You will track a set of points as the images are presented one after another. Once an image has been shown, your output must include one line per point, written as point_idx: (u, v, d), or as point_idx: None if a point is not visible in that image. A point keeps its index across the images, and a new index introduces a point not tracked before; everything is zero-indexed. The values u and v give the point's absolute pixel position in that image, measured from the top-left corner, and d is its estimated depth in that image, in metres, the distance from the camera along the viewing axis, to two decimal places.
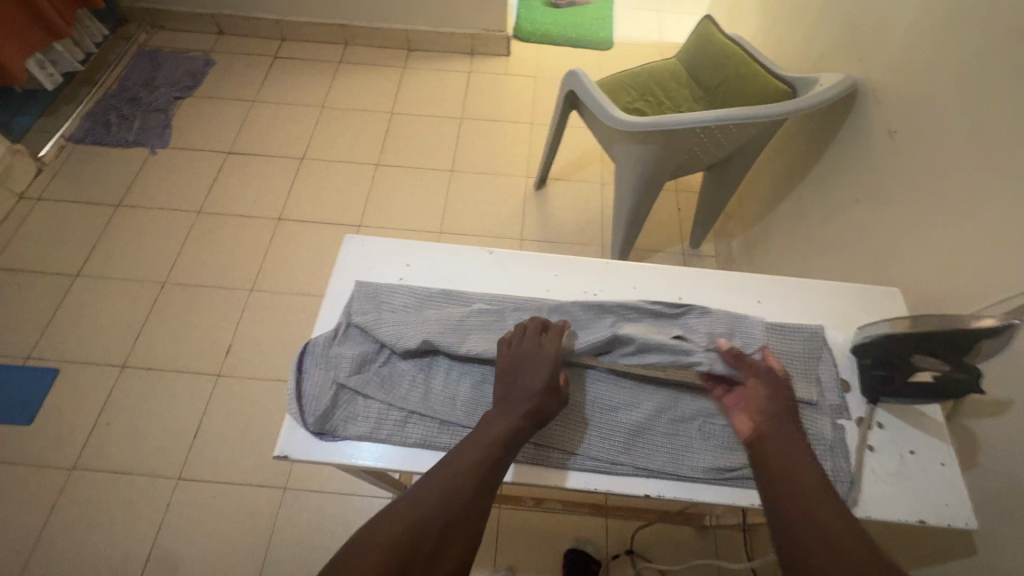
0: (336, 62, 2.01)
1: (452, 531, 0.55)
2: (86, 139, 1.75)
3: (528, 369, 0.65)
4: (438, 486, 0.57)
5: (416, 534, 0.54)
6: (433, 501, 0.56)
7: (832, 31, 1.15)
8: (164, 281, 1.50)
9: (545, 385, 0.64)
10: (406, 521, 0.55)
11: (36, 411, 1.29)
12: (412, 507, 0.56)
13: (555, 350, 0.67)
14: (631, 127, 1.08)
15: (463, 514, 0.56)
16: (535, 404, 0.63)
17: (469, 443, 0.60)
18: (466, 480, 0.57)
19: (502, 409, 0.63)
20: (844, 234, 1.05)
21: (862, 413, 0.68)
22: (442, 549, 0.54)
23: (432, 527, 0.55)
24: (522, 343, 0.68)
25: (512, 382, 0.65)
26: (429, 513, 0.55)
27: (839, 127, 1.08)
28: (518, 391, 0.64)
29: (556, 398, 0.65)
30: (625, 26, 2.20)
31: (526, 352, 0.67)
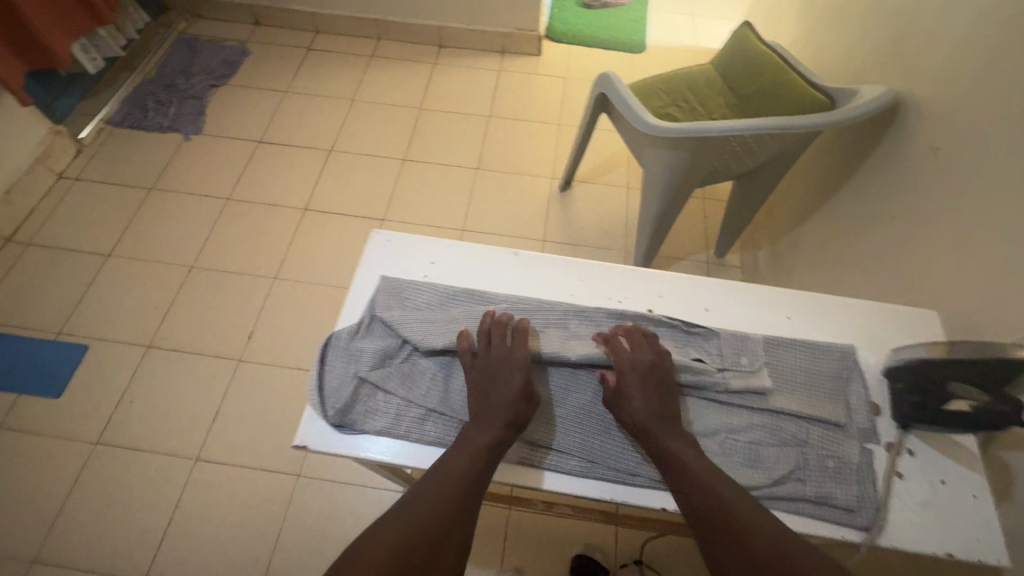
0: (368, 56, 2.03)
1: (445, 540, 0.58)
2: (124, 123, 1.79)
3: (501, 373, 0.66)
4: (430, 498, 0.59)
5: (411, 548, 0.56)
6: (425, 512, 0.59)
7: (875, 41, 1.11)
8: (192, 265, 1.53)
9: (519, 390, 0.65)
10: (400, 534, 0.57)
11: (65, 384, 1.33)
12: (405, 520, 0.58)
13: (524, 355, 0.68)
14: (661, 132, 1.07)
15: (455, 522, 0.59)
16: (513, 411, 0.63)
17: (456, 452, 0.62)
18: (455, 490, 0.60)
19: (482, 417, 0.64)
20: (877, 251, 1.02)
21: (892, 439, 0.65)
22: (436, 559, 0.57)
23: (426, 538, 0.57)
24: (489, 349, 0.68)
25: (485, 389, 0.66)
26: (422, 525, 0.58)
27: (878, 141, 1.05)
28: (494, 398, 0.64)
29: (530, 403, 0.65)
30: (658, 30, 2.17)
31: (496, 355, 0.67)
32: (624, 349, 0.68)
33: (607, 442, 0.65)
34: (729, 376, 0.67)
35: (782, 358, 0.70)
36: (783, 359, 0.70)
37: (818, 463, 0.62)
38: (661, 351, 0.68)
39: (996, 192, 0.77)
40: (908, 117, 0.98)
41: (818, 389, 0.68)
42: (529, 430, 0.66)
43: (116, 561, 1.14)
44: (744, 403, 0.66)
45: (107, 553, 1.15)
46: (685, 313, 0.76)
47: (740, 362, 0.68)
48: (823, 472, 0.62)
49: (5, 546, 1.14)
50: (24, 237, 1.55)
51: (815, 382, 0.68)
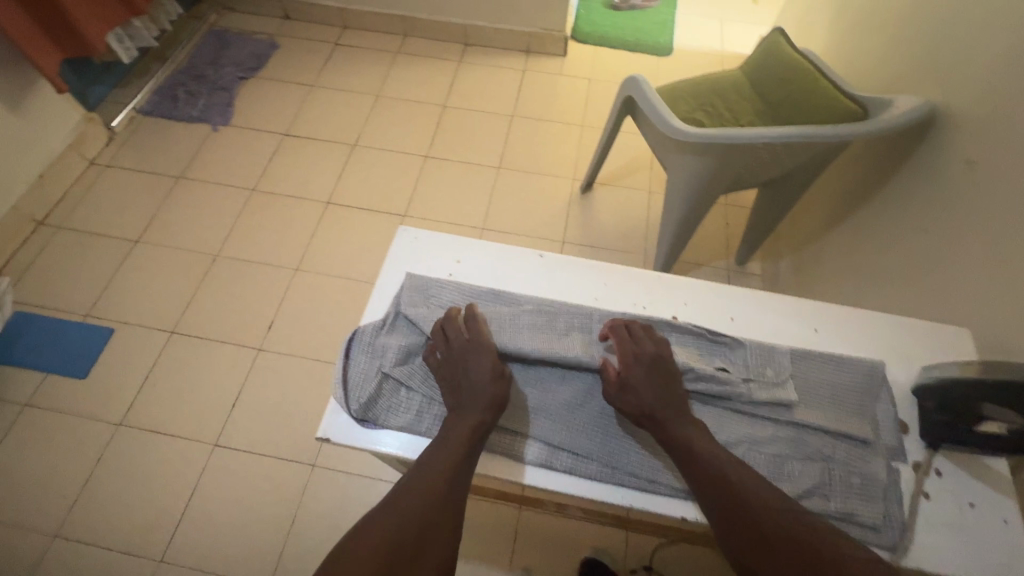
0: (394, 53, 2.04)
1: (431, 535, 0.58)
2: (155, 112, 1.83)
3: (470, 357, 0.67)
4: (414, 493, 0.60)
5: (396, 544, 0.57)
6: (410, 508, 0.59)
7: (912, 50, 1.09)
8: (216, 254, 1.56)
9: (491, 372, 0.67)
10: (386, 530, 0.58)
11: (90, 365, 1.36)
12: (390, 516, 0.59)
13: (482, 338, 0.69)
14: (687, 137, 1.06)
15: (440, 517, 0.59)
16: (490, 394, 0.65)
17: (437, 446, 0.63)
18: (438, 484, 0.60)
19: (462, 403, 0.65)
20: (905, 266, 1.00)
21: (919, 458, 0.64)
22: (424, 553, 0.57)
23: (411, 534, 0.58)
24: (449, 344, 0.69)
25: (456, 377, 0.67)
26: (407, 521, 0.58)
27: (910, 153, 1.03)
28: (467, 383, 0.66)
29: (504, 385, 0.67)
30: (685, 33, 2.15)
31: (460, 340, 0.68)
32: (626, 338, 0.69)
33: (627, 448, 0.66)
34: (754, 386, 0.67)
35: (809, 370, 0.69)
36: (809, 372, 0.69)
37: (844, 479, 0.61)
38: (663, 342, 0.69)
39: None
40: (943, 128, 0.95)
41: (844, 404, 0.67)
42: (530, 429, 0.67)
43: (133, 540, 1.17)
44: (768, 416, 0.66)
45: (126, 532, 1.17)
46: (709, 321, 0.75)
47: (765, 373, 0.68)
48: (847, 488, 0.61)
49: (28, 521, 1.18)
50: (55, 221, 1.59)
51: (841, 396, 0.67)
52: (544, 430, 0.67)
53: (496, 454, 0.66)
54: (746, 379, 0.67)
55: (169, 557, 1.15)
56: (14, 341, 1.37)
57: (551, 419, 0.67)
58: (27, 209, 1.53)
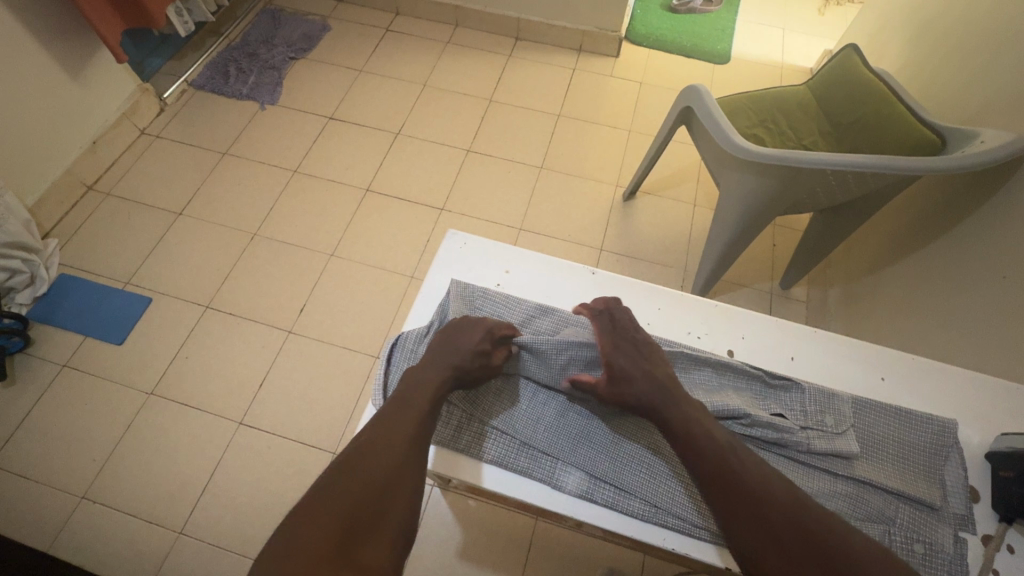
0: (444, 42, 2.02)
1: (391, 499, 0.56)
2: (206, 86, 1.85)
3: (464, 332, 0.69)
4: (377, 455, 0.58)
5: (358, 504, 0.54)
6: (372, 472, 0.56)
7: (1005, 80, 1.01)
8: (255, 233, 1.57)
9: (474, 347, 0.68)
10: (346, 491, 0.54)
11: (127, 332, 1.39)
12: (349, 479, 0.55)
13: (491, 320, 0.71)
14: (747, 154, 1.01)
15: (400, 479, 0.57)
16: (459, 360, 0.67)
17: (401, 406, 0.63)
18: (399, 447, 0.59)
19: (431, 363, 0.67)
20: (976, 312, 0.94)
21: (990, 531, 0.61)
22: (388, 507, 0.56)
23: (372, 494, 0.55)
24: (464, 324, 0.70)
25: (451, 351, 0.68)
26: (368, 483, 0.56)
27: (993, 192, 0.96)
28: (461, 357, 0.67)
29: (485, 363, 0.68)
30: (744, 41, 2.07)
31: (464, 321, 0.71)
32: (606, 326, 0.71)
33: (669, 487, 0.65)
34: (812, 435, 0.64)
35: (870, 423, 0.66)
36: (870, 425, 0.66)
37: (905, 548, 0.58)
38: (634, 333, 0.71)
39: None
40: None
41: (910, 463, 0.64)
42: (568, 455, 0.67)
43: (156, 509, 1.19)
44: (826, 471, 0.63)
45: (149, 500, 1.20)
46: (768, 360, 0.74)
47: (824, 422, 0.65)
48: (908, 555, 0.58)
49: (60, 479, 1.21)
50: (104, 187, 1.62)
51: (906, 453, 0.65)
52: (585, 460, 0.67)
53: (534, 479, 0.66)
54: (804, 428, 0.64)
55: (189, 530, 1.17)
56: (58, 303, 1.41)
57: (591, 446, 0.68)
58: (79, 173, 1.57)
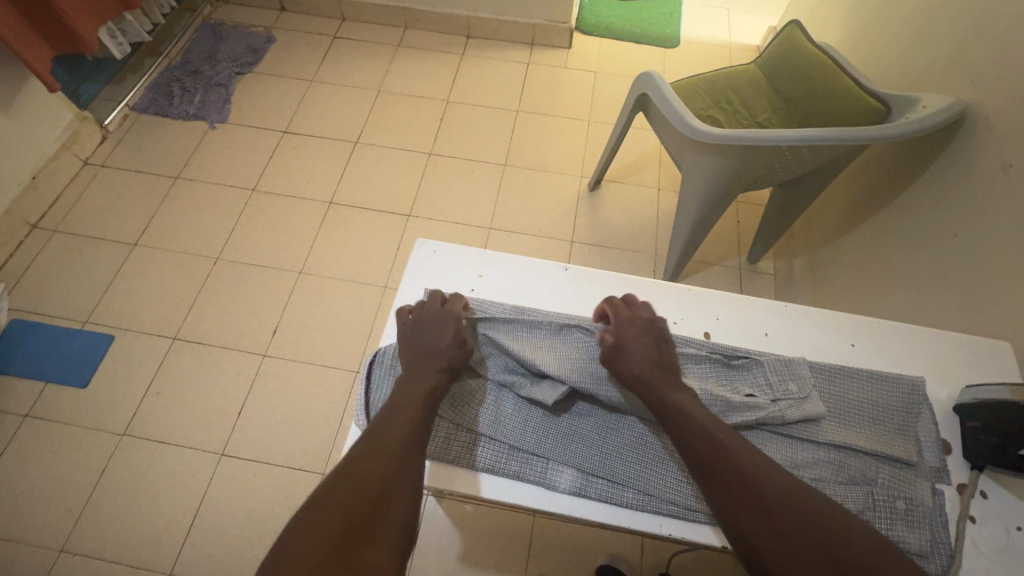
0: (395, 45, 1.99)
1: (388, 501, 0.56)
2: (149, 110, 1.78)
3: (432, 333, 0.70)
4: (372, 460, 0.58)
5: (353, 509, 0.54)
6: (367, 476, 0.57)
7: (940, 46, 1.06)
8: (217, 257, 1.52)
9: (448, 340, 0.69)
10: (343, 498, 0.55)
11: (91, 373, 1.33)
12: (345, 486, 0.55)
13: (455, 310, 0.73)
14: (705, 136, 1.03)
15: (396, 480, 0.57)
16: (437, 357, 0.68)
17: (391, 413, 0.62)
18: (394, 450, 0.59)
19: (408, 368, 0.68)
20: (932, 269, 0.98)
21: (964, 480, 0.64)
22: (387, 510, 0.55)
23: (368, 497, 0.55)
24: (428, 312, 0.72)
25: (427, 344, 0.69)
26: (364, 488, 0.56)
27: (938, 154, 1.00)
28: (438, 346, 0.69)
29: (461, 353, 0.70)
30: (691, 23, 2.10)
31: (426, 320, 0.72)
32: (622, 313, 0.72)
33: (662, 474, 0.66)
34: (785, 406, 0.66)
35: (843, 389, 0.69)
36: (844, 390, 0.69)
37: (888, 505, 0.61)
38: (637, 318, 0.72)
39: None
40: (977, 127, 0.93)
41: (885, 424, 0.66)
42: (562, 455, 0.67)
43: (142, 553, 1.14)
44: (804, 442, 0.65)
45: (134, 545, 1.15)
46: (743, 339, 0.75)
47: (798, 392, 0.67)
48: (892, 513, 0.60)
49: (33, 534, 1.15)
50: (51, 224, 1.55)
51: (882, 414, 0.67)
52: (575, 458, 0.67)
53: (527, 482, 0.66)
54: (780, 401, 0.66)
55: (179, 570, 1.13)
56: (12, 350, 1.34)
57: (579, 443, 0.68)
58: (21, 212, 1.49)
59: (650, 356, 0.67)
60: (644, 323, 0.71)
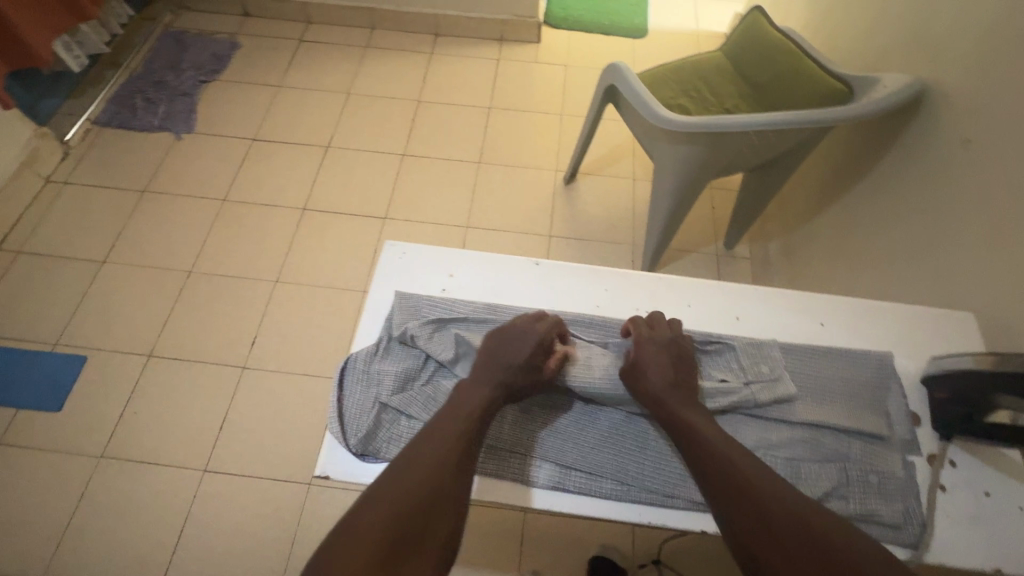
0: (363, 46, 1.97)
1: (437, 513, 0.57)
2: (112, 122, 1.73)
3: (513, 345, 0.68)
4: (424, 468, 0.59)
5: (403, 518, 0.55)
6: (416, 484, 0.58)
7: (898, 25, 1.07)
8: (190, 270, 1.49)
9: (524, 362, 0.67)
10: (393, 505, 0.56)
11: (65, 396, 1.30)
12: (394, 494, 0.57)
13: (541, 329, 0.70)
14: (674, 125, 1.04)
15: (446, 493, 0.58)
16: (507, 376, 0.67)
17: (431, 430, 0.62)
18: (447, 459, 0.60)
19: (476, 377, 0.67)
20: (900, 245, 1.00)
21: (934, 450, 0.65)
22: (434, 521, 0.57)
23: (419, 507, 0.56)
24: (514, 328, 0.70)
25: (500, 365, 0.67)
26: (414, 497, 0.57)
27: (902, 131, 1.02)
28: (511, 369, 0.67)
29: (535, 377, 0.67)
30: (659, 13, 2.11)
31: (512, 330, 0.70)
32: (642, 328, 0.71)
33: (640, 464, 0.66)
34: (757, 388, 0.67)
35: (817, 368, 0.70)
36: (819, 369, 0.70)
37: (862, 480, 0.62)
38: (678, 335, 0.71)
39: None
40: (936, 103, 0.95)
41: (857, 400, 0.68)
42: (541, 449, 0.67)
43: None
44: (777, 421, 0.66)
45: (118, 568, 1.13)
46: (715, 324, 0.76)
47: (768, 373, 0.68)
48: (866, 488, 0.61)
49: (12, 564, 1.12)
50: (14, 244, 1.50)
51: (853, 390, 0.68)
52: (553, 452, 0.67)
53: (505, 479, 0.65)
54: (751, 383, 0.67)
55: None
56: None
57: (557, 437, 0.68)
58: None
59: (688, 383, 0.67)
60: (665, 340, 0.69)
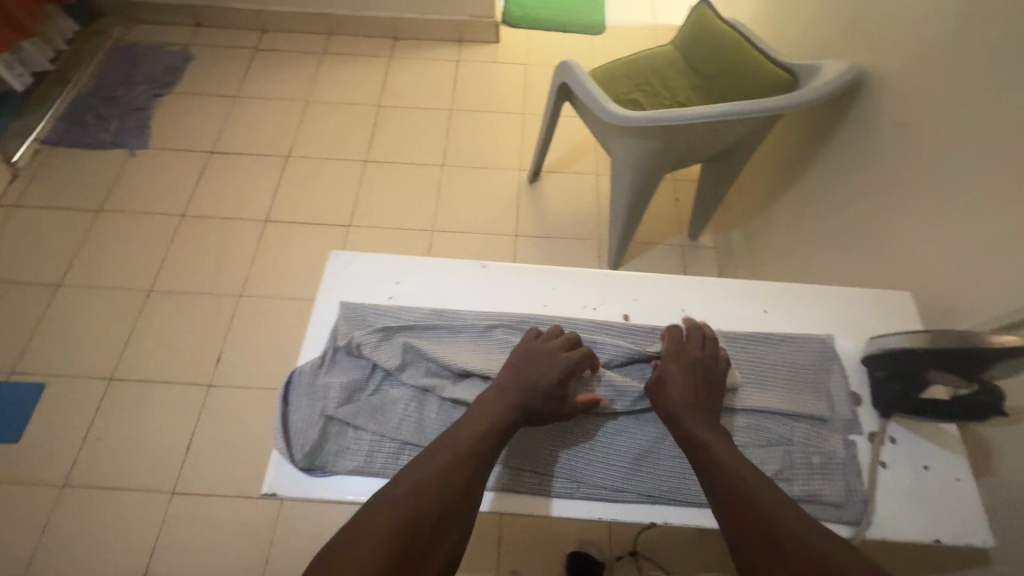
0: (320, 53, 1.94)
1: (447, 523, 0.58)
2: (62, 141, 1.68)
3: (537, 370, 0.67)
4: (439, 477, 0.59)
5: (414, 523, 0.56)
6: (431, 491, 0.58)
7: (837, 14, 1.10)
8: (150, 289, 1.46)
9: (547, 389, 0.66)
10: (407, 509, 0.57)
11: (23, 426, 1.26)
12: (409, 498, 0.58)
13: (572, 356, 0.68)
14: (625, 121, 1.04)
15: (458, 505, 0.59)
16: (528, 400, 0.65)
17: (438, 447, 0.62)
18: (462, 470, 0.60)
19: (499, 395, 0.66)
20: (850, 229, 1.02)
21: (874, 428, 0.67)
22: (442, 532, 0.57)
23: (430, 515, 0.57)
24: (541, 352, 0.69)
25: (525, 391, 0.66)
26: (427, 505, 0.58)
27: (844, 117, 1.05)
28: (534, 396, 0.66)
29: (557, 405, 0.66)
30: (616, 9, 2.13)
31: (541, 352, 0.69)
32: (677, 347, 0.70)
33: (590, 460, 0.67)
34: None
35: (761, 355, 0.72)
36: (763, 356, 0.72)
37: (804, 461, 0.64)
38: (715, 357, 0.70)
39: (977, 159, 0.77)
40: (873, 89, 0.98)
41: (800, 384, 0.70)
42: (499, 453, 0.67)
43: None
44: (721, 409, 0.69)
45: None
46: (662, 316, 0.77)
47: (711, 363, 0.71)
48: (809, 468, 0.64)
49: None
50: None
51: (796, 375, 0.70)
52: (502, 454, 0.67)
53: None
54: None
55: None
56: None
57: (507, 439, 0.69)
58: None
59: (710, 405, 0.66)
60: (696, 362, 0.68)
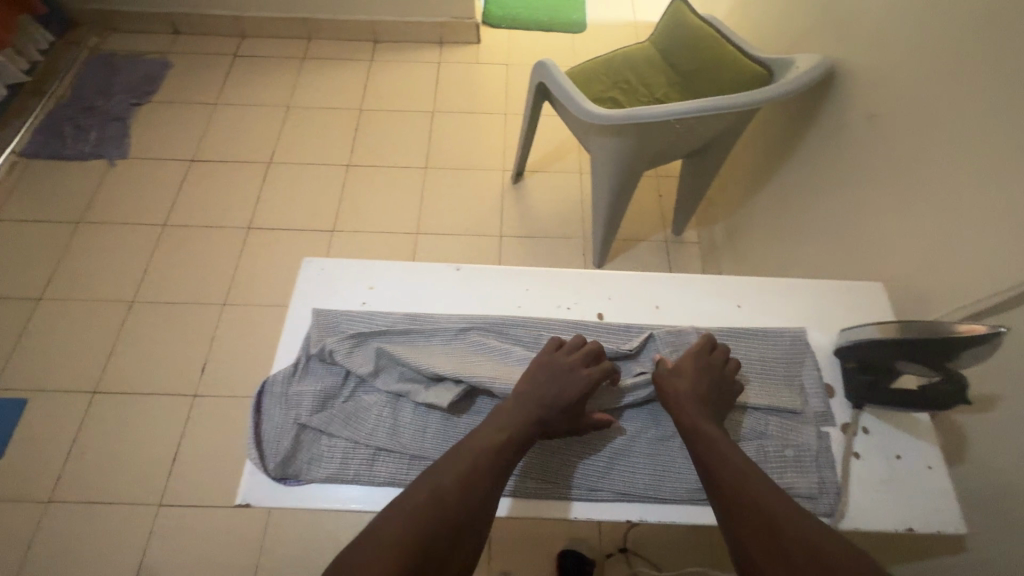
0: (300, 58, 1.94)
1: (466, 530, 0.57)
2: (40, 154, 1.66)
3: (556, 387, 0.66)
4: (460, 484, 0.59)
5: (436, 530, 0.56)
6: (452, 498, 0.58)
7: (808, 8, 1.11)
8: (132, 300, 1.44)
9: (565, 406, 0.65)
10: (429, 514, 0.56)
11: (5, 443, 1.25)
12: (431, 505, 0.57)
13: (594, 372, 0.67)
14: (602, 119, 1.05)
15: (479, 513, 0.58)
16: (544, 415, 0.65)
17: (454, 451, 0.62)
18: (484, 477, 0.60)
19: (516, 410, 0.65)
20: (828, 222, 1.03)
21: (847, 419, 0.68)
22: (462, 539, 0.57)
23: (451, 522, 0.57)
24: (562, 367, 0.67)
25: (543, 408, 0.65)
26: (449, 512, 0.57)
27: (818, 110, 1.06)
28: (552, 413, 0.65)
29: (573, 421, 0.66)
30: (596, 6, 2.13)
31: (561, 366, 0.68)
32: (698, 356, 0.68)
33: (565, 459, 0.67)
34: None
35: (736, 350, 0.72)
36: (738, 351, 0.72)
37: (778, 454, 0.64)
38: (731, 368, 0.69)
39: (943, 149, 0.78)
40: (845, 82, 0.99)
41: (773, 378, 0.70)
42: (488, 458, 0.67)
43: None
44: None
45: None
46: (637, 314, 0.77)
47: None
48: (782, 461, 0.64)
49: None
50: None
51: (769, 369, 0.71)
52: None
53: None
54: None
55: None
56: None
57: None
58: None
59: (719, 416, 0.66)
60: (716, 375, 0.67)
